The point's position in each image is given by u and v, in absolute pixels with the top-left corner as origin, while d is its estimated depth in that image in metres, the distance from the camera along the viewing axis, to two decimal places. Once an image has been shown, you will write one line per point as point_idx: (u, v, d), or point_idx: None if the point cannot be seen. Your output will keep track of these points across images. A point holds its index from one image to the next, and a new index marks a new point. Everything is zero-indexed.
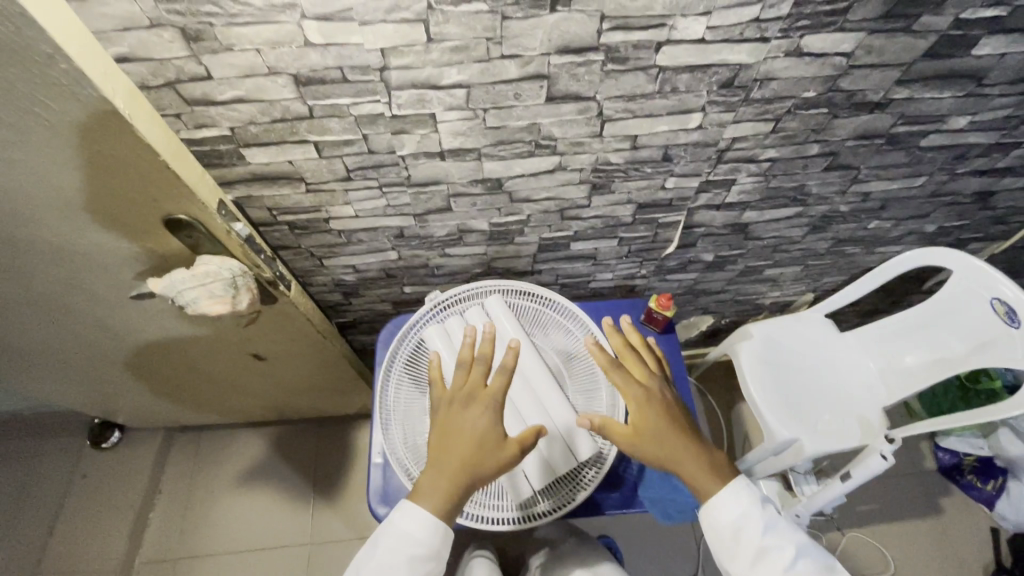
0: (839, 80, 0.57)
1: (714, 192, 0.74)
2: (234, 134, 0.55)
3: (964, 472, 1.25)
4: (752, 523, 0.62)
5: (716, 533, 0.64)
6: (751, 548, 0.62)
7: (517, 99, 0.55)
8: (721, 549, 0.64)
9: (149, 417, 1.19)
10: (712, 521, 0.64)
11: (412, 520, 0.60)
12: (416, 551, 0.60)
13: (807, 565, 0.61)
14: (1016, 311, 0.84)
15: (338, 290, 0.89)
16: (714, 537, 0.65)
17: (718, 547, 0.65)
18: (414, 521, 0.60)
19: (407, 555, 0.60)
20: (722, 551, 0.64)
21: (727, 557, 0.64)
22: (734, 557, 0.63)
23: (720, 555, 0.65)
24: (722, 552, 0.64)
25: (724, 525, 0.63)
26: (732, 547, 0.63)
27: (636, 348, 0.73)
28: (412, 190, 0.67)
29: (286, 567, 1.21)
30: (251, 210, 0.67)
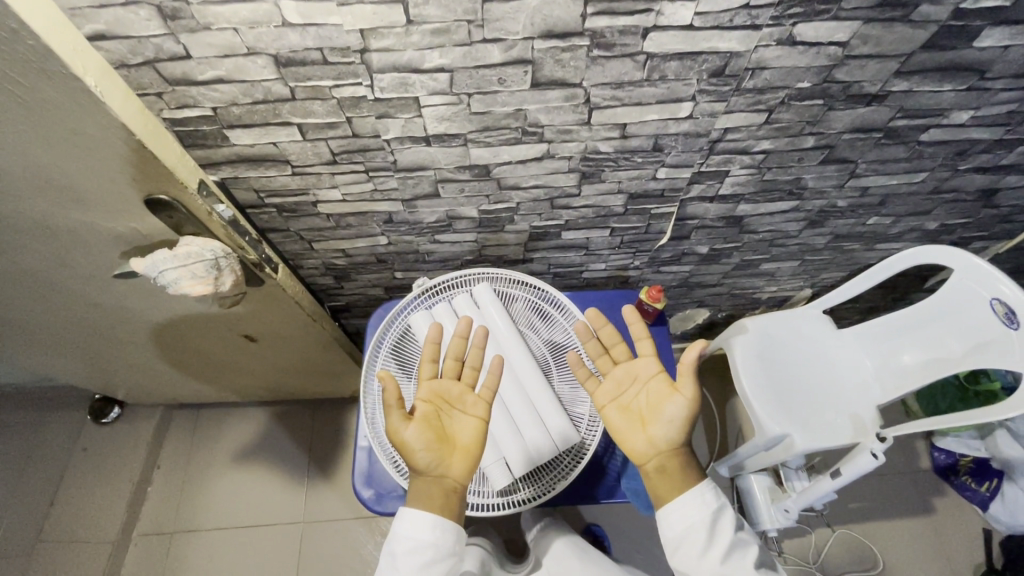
0: (834, 70, 0.56)
1: (707, 183, 0.73)
2: (216, 115, 0.55)
3: (959, 473, 1.24)
4: (726, 523, 0.60)
5: (685, 530, 0.60)
6: (721, 548, 0.59)
7: (501, 84, 0.54)
8: (685, 547, 0.60)
9: (146, 394, 1.21)
10: (684, 516, 0.60)
11: (405, 520, 0.60)
12: (411, 546, 0.59)
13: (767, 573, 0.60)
14: (1016, 313, 0.82)
15: (329, 274, 0.90)
16: (682, 532, 0.60)
17: (681, 545, 0.61)
18: (406, 520, 0.60)
19: (405, 549, 0.59)
20: (687, 550, 0.60)
21: (693, 557, 0.59)
22: (701, 557, 0.59)
23: (680, 556, 0.60)
24: (688, 547, 0.60)
25: (699, 518, 0.60)
26: (702, 545, 0.59)
27: (602, 350, 0.72)
28: (399, 175, 0.66)
29: (279, 544, 1.23)
30: (237, 191, 0.67)
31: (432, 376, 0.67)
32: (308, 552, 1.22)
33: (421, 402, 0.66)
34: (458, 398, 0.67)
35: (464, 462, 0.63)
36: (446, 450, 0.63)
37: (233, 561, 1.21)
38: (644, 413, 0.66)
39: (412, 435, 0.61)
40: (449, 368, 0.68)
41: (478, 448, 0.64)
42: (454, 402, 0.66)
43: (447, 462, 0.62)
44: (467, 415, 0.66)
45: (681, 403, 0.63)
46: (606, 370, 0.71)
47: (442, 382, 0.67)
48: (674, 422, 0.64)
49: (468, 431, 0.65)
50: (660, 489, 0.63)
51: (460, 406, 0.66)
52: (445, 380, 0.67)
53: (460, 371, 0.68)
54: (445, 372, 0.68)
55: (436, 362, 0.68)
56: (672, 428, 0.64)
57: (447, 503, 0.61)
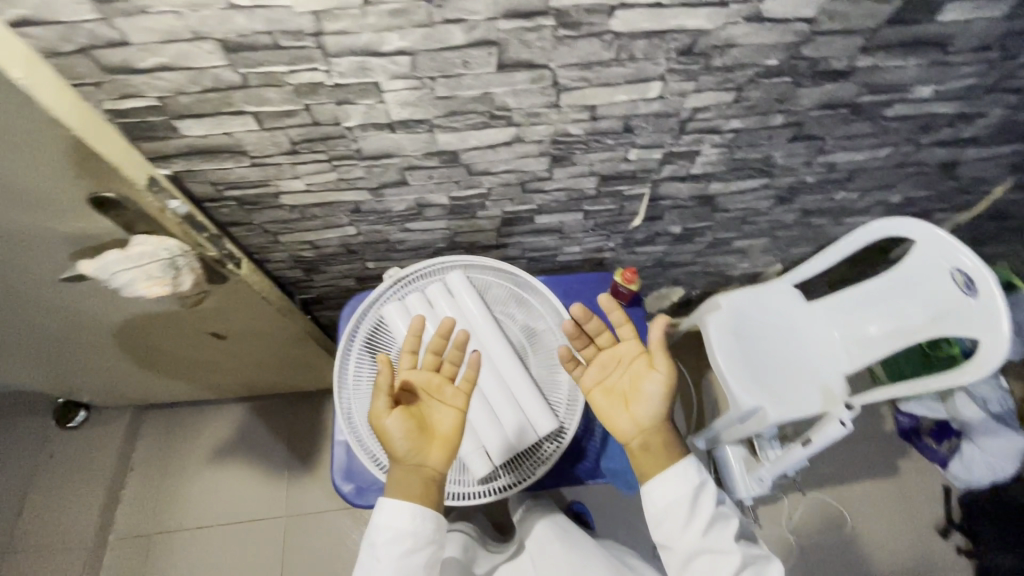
0: (802, 47, 0.55)
1: (679, 163, 0.72)
2: (163, 105, 0.52)
3: (921, 435, 1.30)
4: (707, 497, 0.62)
5: (668, 505, 0.61)
6: (703, 521, 0.60)
7: (466, 67, 0.52)
8: (669, 521, 0.61)
9: (113, 395, 1.16)
10: (667, 492, 0.62)
11: (384, 509, 0.60)
12: (390, 535, 0.58)
13: (746, 544, 0.61)
14: (975, 282, 0.87)
15: (297, 267, 0.87)
16: (666, 508, 0.62)
17: (664, 519, 0.62)
18: (384, 509, 0.60)
19: (383, 537, 0.59)
20: (669, 523, 0.61)
21: (675, 530, 0.61)
22: (684, 530, 0.60)
23: (663, 530, 0.62)
24: (672, 521, 0.61)
25: (682, 494, 0.61)
26: (685, 519, 0.60)
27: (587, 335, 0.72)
28: (365, 163, 0.64)
29: (260, 539, 1.22)
30: (193, 184, 0.64)
31: (411, 366, 0.66)
32: (293, 545, 1.22)
33: (401, 393, 0.64)
34: (438, 389, 0.66)
35: (443, 451, 0.63)
36: (426, 440, 0.63)
37: (216, 558, 1.20)
38: (627, 393, 0.67)
39: (392, 423, 0.61)
40: (429, 360, 0.67)
41: (456, 438, 0.63)
42: (434, 393, 0.65)
43: (426, 452, 0.62)
44: (447, 405, 0.65)
45: (661, 380, 0.64)
46: (591, 355, 0.71)
47: (421, 373, 0.66)
48: (655, 400, 0.64)
49: (447, 422, 0.64)
50: (644, 466, 0.64)
51: (439, 397, 0.65)
52: (424, 370, 0.66)
53: (439, 362, 0.67)
54: (424, 363, 0.67)
55: (416, 353, 0.66)
56: (654, 406, 0.64)
57: (425, 492, 0.61)
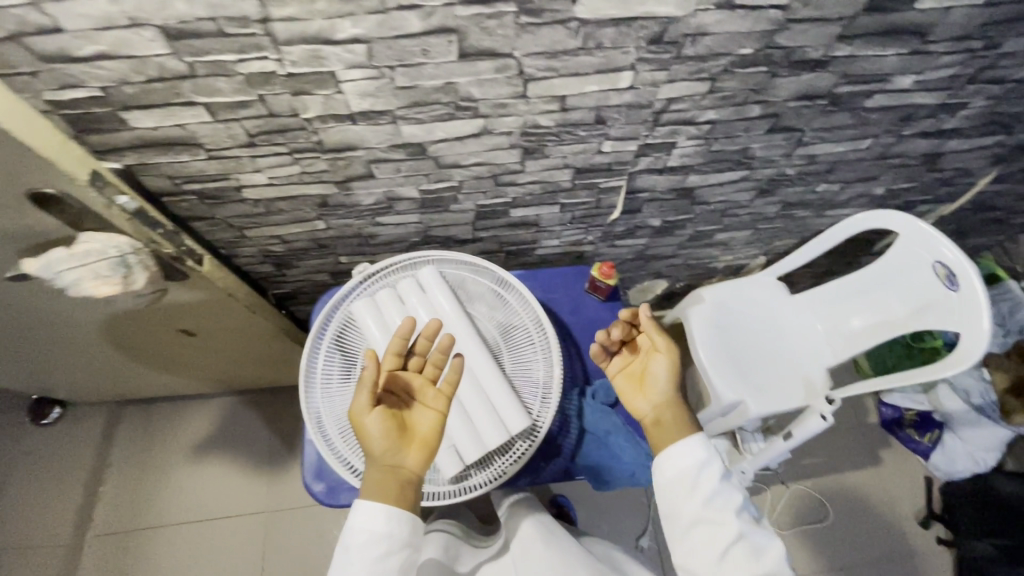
0: (776, 35, 0.53)
1: (655, 155, 0.70)
2: (107, 96, 0.49)
3: (904, 426, 1.28)
4: (713, 469, 0.61)
5: (673, 477, 0.61)
6: (706, 494, 0.59)
7: (425, 56, 0.50)
8: (672, 492, 0.61)
9: (87, 391, 1.14)
10: (672, 465, 0.61)
11: (359, 511, 0.58)
12: (362, 537, 0.57)
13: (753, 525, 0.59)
14: (956, 275, 0.86)
15: (268, 262, 0.84)
16: (671, 479, 0.62)
17: (669, 490, 0.62)
18: (358, 512, 0.58)
19: (356, 539, 0.57)
20: (674, 494, 0.61)
21: (678, 500, 0.61)
22: (687, 501, 0.60)
23: (668, 500, 0.62)
24: (675, 491, 0.61)
25: (687, 467, 0.61)
26: (689, 489, 0.60)
27: None
28: (328, 155, 0.62)
29: (242, 534, 1.21)
30: (149, 178, 0.61)
31: (393, 367, 0.65)
32: (274, 541, 1.21)
33: (383, 393, 0.63)
34: (419, 390, 0.64)
35: (421, 452, 0.61)
36: (404, 441, 0.61)
37: (195, 555, 1.19)
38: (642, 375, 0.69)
39: (373, 420, 0.59)
40: (412, 363, 0.66)
41: (435, 440, 0.62)
42: (415, 395, 0.64)
43: (403, 452, 0.60)
44: (427, 407, 0.63)
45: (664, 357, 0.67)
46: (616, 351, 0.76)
47: (403, 375, 0.64)
48: (664, 376, 0.67)
49: (427, 423, 0.62)
50: (657, 441, 0.64)
51: (420, 398, 0.64)
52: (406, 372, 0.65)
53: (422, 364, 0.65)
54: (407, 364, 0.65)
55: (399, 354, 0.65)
56: (663, 380, 0.67)
57: (401, 494, 0.59)
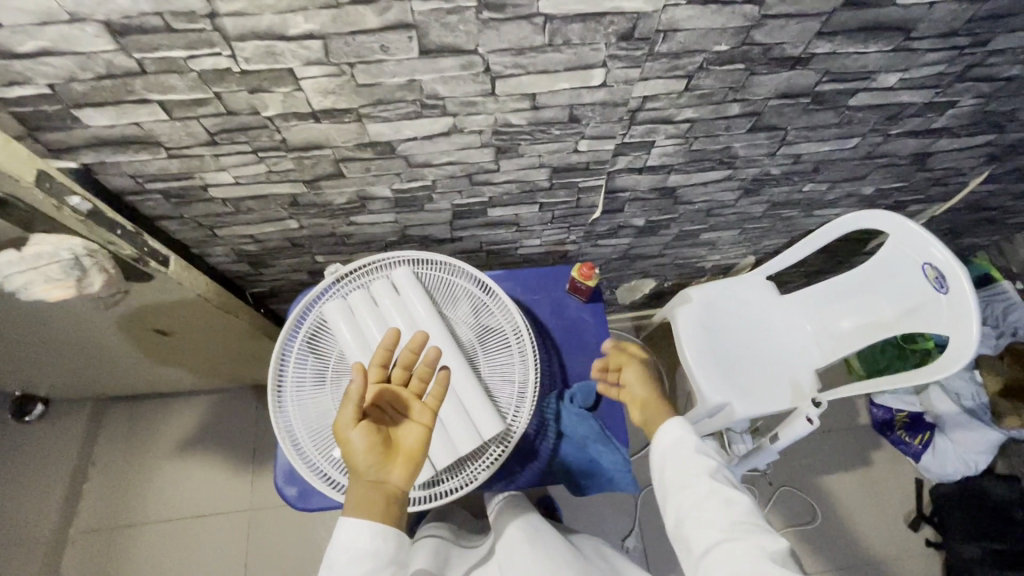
0: (753, 32, 0.51)
1: (633, 154, 0.68)
2: (56, 93, 0.48)
3: (894, 428, 1.23)
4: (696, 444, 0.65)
5: (662, 452, 0.66)
6: (691, 462, 0.63)
7: (385, 53, 0.48)
8: (663, 466, 0.65)
9: (69, 388, 1.13)
10: (660, 442, 0.67)
11: (342, 530, 0.55)
12: (344, 557, 0.54)
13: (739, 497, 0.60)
14: (946, 277, 0.83)
15: (243, 261, 0.83)
16: (661, 455, 0.66)
17: (662, 467, 0.66)
18: (342, 530, 0.55)
19: (338, 559, 0.54)
20: (665, 469, 0.65)
21: (667, 472, 0.64)
22: (674, 470, 0.64)
23: (660, 475, 0.65)
24: (665, 465, 0.65)
25: (673, 440, 0.66)
26: (676, 460, 0.64)
27: None
28: (293, 154, 0.60)
29: (225, 532, 1.21)
30: (110, 177, 0.60)
31: (378, 379, 0.62)
32: (258, 539, 1.20)
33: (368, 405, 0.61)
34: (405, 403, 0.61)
35: (406, 467, 0.58)
36: (389, 456, 0.58)
37: (179, 554, 1.18)
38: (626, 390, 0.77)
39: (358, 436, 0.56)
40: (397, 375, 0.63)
41: (421, 454, 0.59)
42: (401, 407, 0.61)
43: (388, 468, 0.57)
44: (413, 421, 0.61)
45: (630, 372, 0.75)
46: None
47: (389, 387, 0.62)
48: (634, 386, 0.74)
49: (413, 436, 0.60)
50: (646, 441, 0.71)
51: (405, 412, 0.61)
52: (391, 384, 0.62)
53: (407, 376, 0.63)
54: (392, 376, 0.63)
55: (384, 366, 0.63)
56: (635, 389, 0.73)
57: (386, 512, 0.56)
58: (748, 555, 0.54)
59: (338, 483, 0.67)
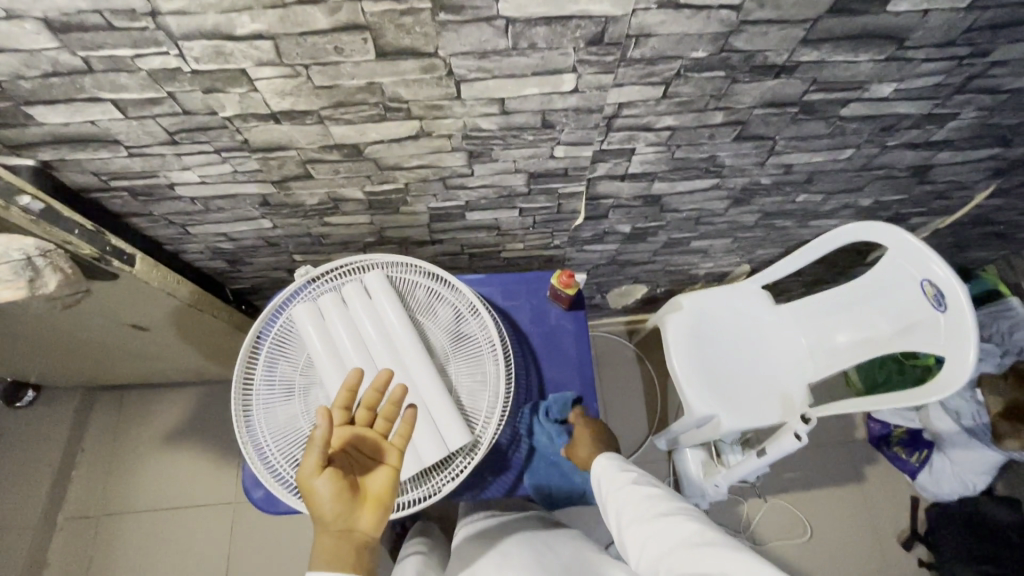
0: (732, 38, 0.48)
1: (613, 162, 0.66)
2: (5, 90, 0.47)
3: (891, 444, 1.24)
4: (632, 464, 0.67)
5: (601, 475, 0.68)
6: (626, 477, 0.65)
7: (340, 54, 0.46)
8: (602, 484, 0.67)
9: (57, 377, 1.14)
10: (598, 470, 0.68)
11: None
12: None
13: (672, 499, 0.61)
14: (944, 295, 0.80)
15: (219, 258, 0.82)
16: (599, 481, 0.68)
17: (602, 487, 0.67)
18: None
19: None
20: (603, 487, 0.67)
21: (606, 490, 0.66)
22: (609, 486, 0.65)
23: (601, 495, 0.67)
24: (603, 484, 0.67)
25: (608, 465, 0.68)
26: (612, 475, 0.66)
27: None
28: (257, 155, 0.59)
29: (209, 525, 1.21)
30: (73, 174, 0.59)
31: (343, 420, 0.58)
32: (241, 533, 1.21)
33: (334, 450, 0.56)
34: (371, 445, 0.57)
35: (375, 511, 0.53)
36: (357, 501, 0.53)
37: (163, 544, 1.19)
38: None
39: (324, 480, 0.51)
40: (362, 416, 0.59)
41: (391, 497, 0.54)
42: (367, 449, 0.57)
43: (355, 514, 0.52)
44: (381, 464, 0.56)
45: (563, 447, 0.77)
46: None
47: (354, 429, 0.57)
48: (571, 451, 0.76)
49: (381, 480, 0.55)
50: None
51: (370, 454, 0.57)
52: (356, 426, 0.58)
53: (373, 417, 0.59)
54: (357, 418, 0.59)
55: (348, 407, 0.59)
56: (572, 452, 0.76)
57: (358, 563, 0.50)
58: (674, 534, 0.54)
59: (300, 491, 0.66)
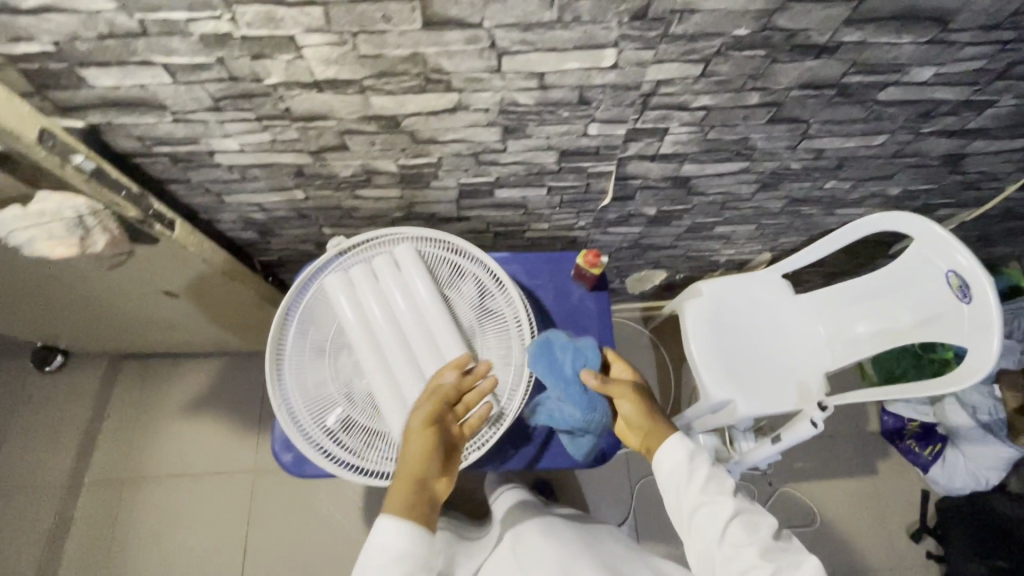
0: (775, 16, 0.48)
1: (645, 141, 0.66)
2: (60, 51, 0.48)
3: (904, 437, 1.23)
4: (704, 458, 0.65)
5: (672, 464, 0.65)
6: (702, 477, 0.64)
7: (387, 23, 0.47)
8: (674, 478, 0.65)
9: (86, 343, 1.17)
10: (671, 455, 0.66)
11: (388, 532, 0.58)
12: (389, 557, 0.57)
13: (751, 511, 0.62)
14: (969, 286, 0.80)
15: (250, 229, 0.84)
16: (668, 472, 0.66)
17: (671, 479, 0.65)
18: (388, 532, 0.58)
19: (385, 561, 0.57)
20: (674, 483, 0.65)
21: (680, 488, 0.64)
22: (685, 488, 0.64)
23: (669, 487, 0.65)
24: (676, 479, 0.65)
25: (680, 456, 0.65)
26: (686, 474, 0.64)
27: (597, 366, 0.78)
28: (297, 124, 0.60)
29: (229, 492, 1.24)
30: (118, 138, 0.60)
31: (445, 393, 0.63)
32: (261, 501, 1.24)
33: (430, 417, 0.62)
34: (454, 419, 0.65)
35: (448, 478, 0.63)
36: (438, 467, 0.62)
37: (184, 508, 1.23)
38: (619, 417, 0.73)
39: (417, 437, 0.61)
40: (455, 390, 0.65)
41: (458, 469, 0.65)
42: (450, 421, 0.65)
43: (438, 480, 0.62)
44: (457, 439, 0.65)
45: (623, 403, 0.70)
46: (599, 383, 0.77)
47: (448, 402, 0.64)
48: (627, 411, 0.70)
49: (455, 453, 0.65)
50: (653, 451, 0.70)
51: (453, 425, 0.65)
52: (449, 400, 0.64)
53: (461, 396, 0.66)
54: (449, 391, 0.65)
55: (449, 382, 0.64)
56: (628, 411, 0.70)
57: (430, 520, 0.61)
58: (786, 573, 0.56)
59: (331, 454, 0.68)
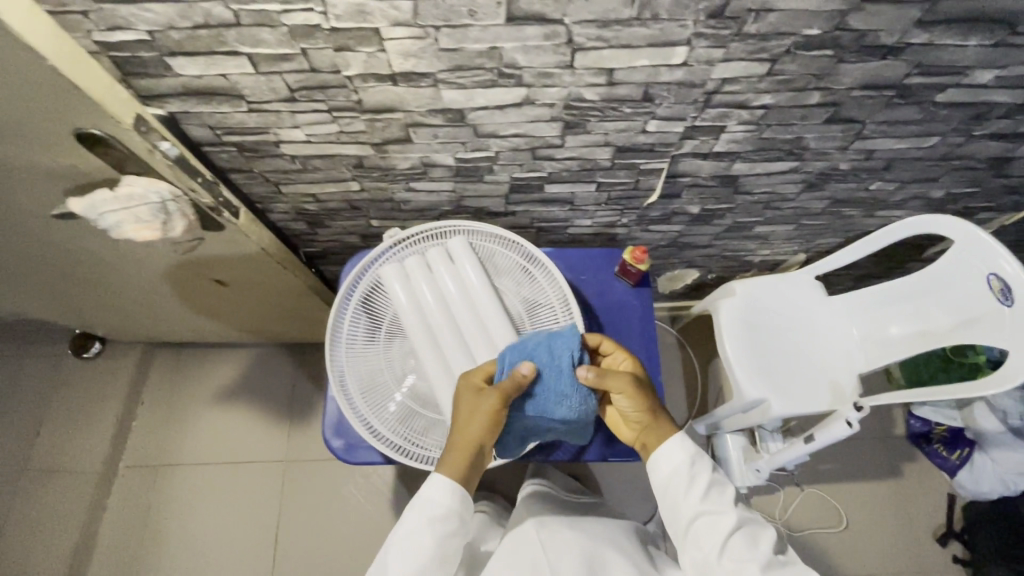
0: (849, 16, 0.49)
1: (701, 139, 0.67)
2: (153, 40, 0.50)
3: (930, 441, 1.23)
4: (704, 464, 0.64)
5: (670, 471, 0.64)
6: (702, 486, 0.63)
7: (472, 18, 0.48)
8: (673, 486, 0.63)
9: (124, 330, 1.19)
10: (669, 459, 0.64)
11: (438, 489, 0.61)
12: (435, 514, 0.60)
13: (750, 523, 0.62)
14: (1012, 289, 0.80)
15: (301, 219, 0.85)
16: (665, 479, 0.64)
17: (669, 486, 0.64)
18: (440, 492, 0.61)
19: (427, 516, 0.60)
20: (672, 490, 0.63)
21: (679, 496, 0.63)
22: (684, 497, 0.63)
23: (665, 493, 0.64)
24: (675, 487, 0.63)
25: (679, 464, 0.64)
26: (686, 483, 0.63)
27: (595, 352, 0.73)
28: (366, 116, 0.61)
29: (259, 481, 1.26)
30: (191, 127, 0.62)
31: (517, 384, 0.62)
32: (290, 490, 1.25)
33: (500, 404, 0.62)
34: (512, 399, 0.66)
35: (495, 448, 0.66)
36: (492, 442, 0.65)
37: (216, 496, 1.24)
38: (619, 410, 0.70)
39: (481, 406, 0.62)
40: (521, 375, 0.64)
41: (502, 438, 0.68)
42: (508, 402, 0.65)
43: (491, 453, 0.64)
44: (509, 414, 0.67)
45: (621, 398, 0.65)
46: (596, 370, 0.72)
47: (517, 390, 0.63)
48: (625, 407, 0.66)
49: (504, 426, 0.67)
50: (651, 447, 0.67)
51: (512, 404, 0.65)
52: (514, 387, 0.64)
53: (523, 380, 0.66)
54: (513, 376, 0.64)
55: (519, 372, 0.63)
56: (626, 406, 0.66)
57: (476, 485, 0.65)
58: None
59: (387, 440, 0.70)
